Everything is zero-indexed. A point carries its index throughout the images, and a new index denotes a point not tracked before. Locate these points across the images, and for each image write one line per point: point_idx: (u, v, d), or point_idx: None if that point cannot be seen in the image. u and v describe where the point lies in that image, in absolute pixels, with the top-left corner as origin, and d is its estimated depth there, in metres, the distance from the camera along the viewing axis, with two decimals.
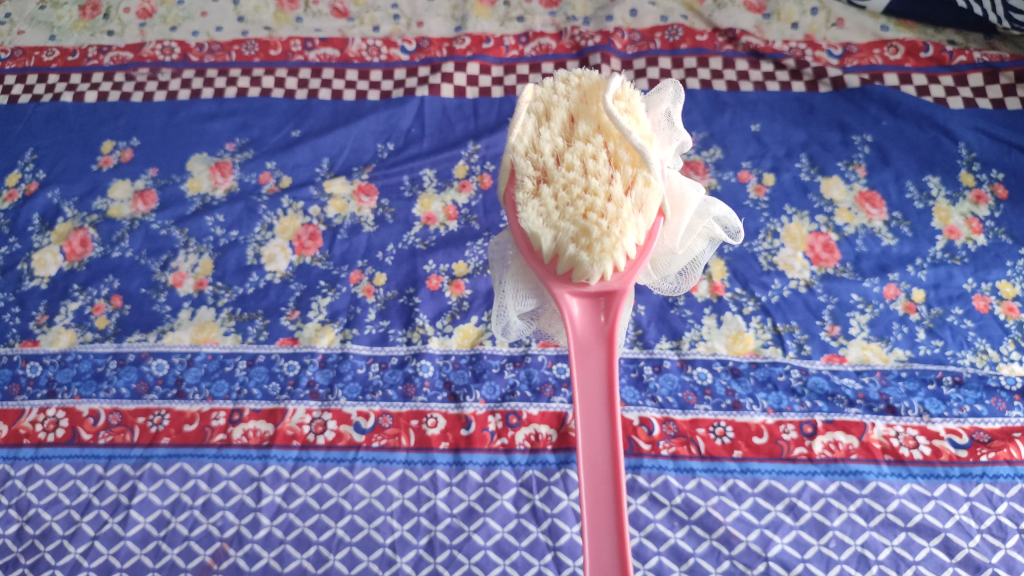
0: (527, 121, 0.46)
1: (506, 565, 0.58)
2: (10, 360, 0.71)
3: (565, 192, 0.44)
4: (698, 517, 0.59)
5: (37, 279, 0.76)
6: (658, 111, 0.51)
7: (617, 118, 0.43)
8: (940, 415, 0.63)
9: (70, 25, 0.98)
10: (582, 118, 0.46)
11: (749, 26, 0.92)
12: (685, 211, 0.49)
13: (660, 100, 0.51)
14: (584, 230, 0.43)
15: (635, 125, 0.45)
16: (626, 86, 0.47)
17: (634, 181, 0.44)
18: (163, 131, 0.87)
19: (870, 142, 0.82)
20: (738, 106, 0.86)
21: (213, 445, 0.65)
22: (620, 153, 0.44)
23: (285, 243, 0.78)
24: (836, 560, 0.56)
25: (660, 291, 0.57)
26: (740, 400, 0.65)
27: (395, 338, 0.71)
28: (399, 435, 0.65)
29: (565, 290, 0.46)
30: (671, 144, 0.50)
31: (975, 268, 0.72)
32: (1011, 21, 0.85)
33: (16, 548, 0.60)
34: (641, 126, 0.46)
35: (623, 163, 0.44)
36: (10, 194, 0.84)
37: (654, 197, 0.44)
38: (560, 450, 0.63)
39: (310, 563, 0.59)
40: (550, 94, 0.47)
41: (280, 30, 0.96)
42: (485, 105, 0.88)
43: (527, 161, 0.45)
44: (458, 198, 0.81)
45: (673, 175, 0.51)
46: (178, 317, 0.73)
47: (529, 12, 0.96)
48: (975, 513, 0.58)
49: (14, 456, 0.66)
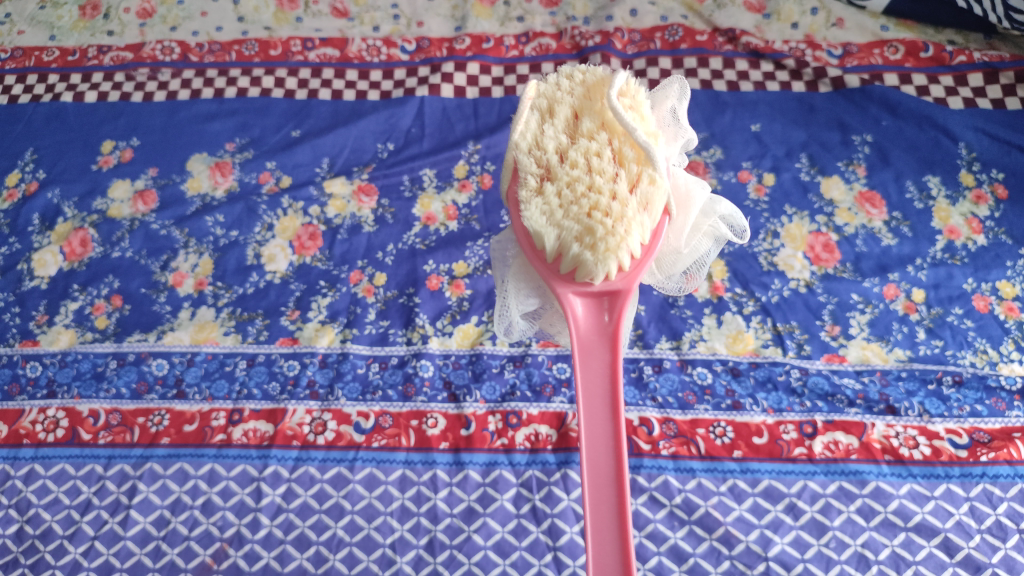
0: (530, 118, 0.46)
1: (506, 565, 0.58)
2: (10, 360, 0.71)
3: (569, 190, 0.44)
4: (698, 517, 0.59)
5: (37, 279, 0.76)
6: (663, 108, 0.51)
7: (622, 115, 0.43)
8: (940, 415, 0.63)
9: (70, 25, 0.98)
10: (586, 114, 0.46)
11: (749, 26, 0.92)
12: (691, 209, 0.49)
13: (665, 97, 0.51)
14: (587, 229, 0.43)
15: (640, 122, 0.46)
16: (630, 83, 0.47)
17: (639, 179, 0.44)
18: (163, 131, 0.87)
19: (870, 142, 0.82)
20: (738, 106, 0.86)
21: (213, 445, 0.65)
22: (624, 150, 0.44)
23: (285, 243, 0.78)
24: (836, 560, 0.56)
25: (664, 292, 0.58)
26: (740, 400, 0.65)
27: (394, 338, 0.71)
28: (399, 435, 0.65)
29: (569, 290, 0.46)
30: (677, 141, 0.50)
31: (975, 269, 0.72)
32: (1010, 21, 0.85)
33: (16, 548, 0.60)
34: (646, 123, 0.46)
35: (628, 161, 0.44)
36: (9, 194, 0.84)
37: (659, 195, 0.44)
38: (560, 450, 0.63)
39: (310, 563, 0.59)
40: (554, 90, 0.47)
41: (281, 30, 0.96)
42: (485, 105, 0.88)
43: (531, 158, 0.45)
44: (459, 198, 0.81)
45: (677, 173, 0.51)
46: (178, 317, 0.73)
47: (529, 12, 0.96)
48: (975, 513, 0.58)
49: (14, 456, 0.65)
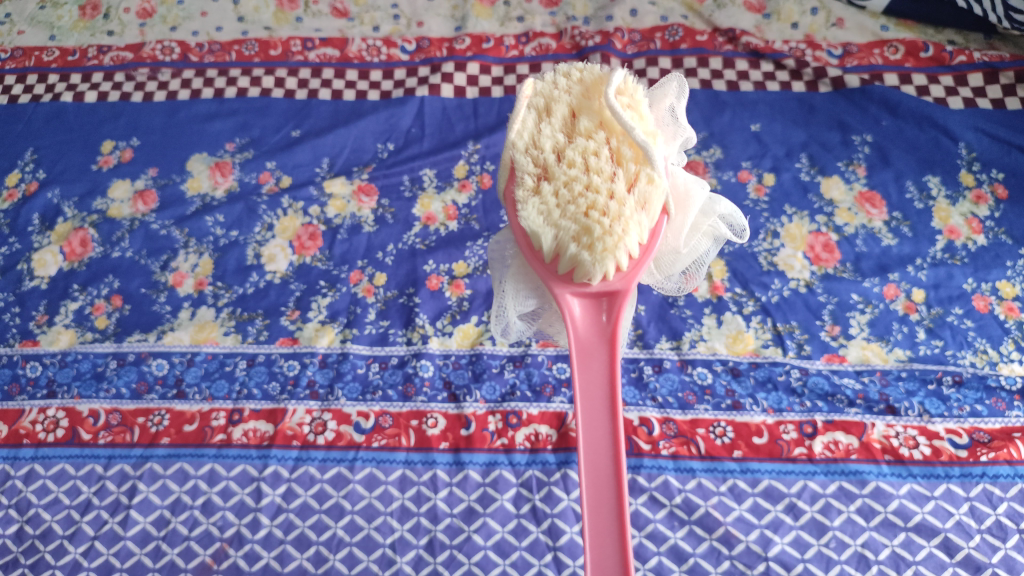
0: (528, 116, 0.46)
1: (506, 565, 0.58)
2: (10, 360, 0.71)
3: (567, 189, 0.44)
4: (698, 517, 0.59)
5: (38, 279, 0.76)
6: (662, 106, 0.51)
7: (619, 113, 0.43)
8: (940, 415, 0.63)
9: (70, 25, 0.98)
10: (584, 113, 0.46)
11: (749, 26, 0.92)
12: (690, 209, 0.49)
13: (664, 94, 0.51)
14: (585, 229, 0.43)
15: (638, 121, 0.45)
16: (629, 81, 0.47)
17: (637, 179, 0.44)
18: (163, 131, 0.87)
19: (870, 142, 0.82)
20: (738, 106, 0.86)
21: (213, 445, 0.65)
22: (623, 149, 0.44)
23: (285, 243, 0.78)
24: (836, 560, 0.56)
25: (663, 291, 0.57)
26: (740, 400, 0.65)
27: (395, 338, 0.71)
28: (399, 435, 0.65)
29: (567, 291, 0.46)
30: (676, 140, 0.50)
31: (976, 269, 0.72)
32: (1010, 21, 0.85)
33: (16, 548, 0.60)
34: (645, 122, 0.46)
35: (626, 160, 0.44)
36: (9, 194, 0.84)
37: (657, 195, 0.44)
38: (560, 450, 0.63)
39: (310, 563, 0.59)
40: (551, 88, 0.47)
41: (280, 29, 0.96)
42: (484, 105, 0.88)
43: (528, 158, 0.45)
44: (459, 198, 0.81)
45: (677, 172, 0.50)
46: (178, 317, 0.73)
47: (529, 12, 0.96)
48: (975, 513, 0.58)
49: (14, 456, 0.65)
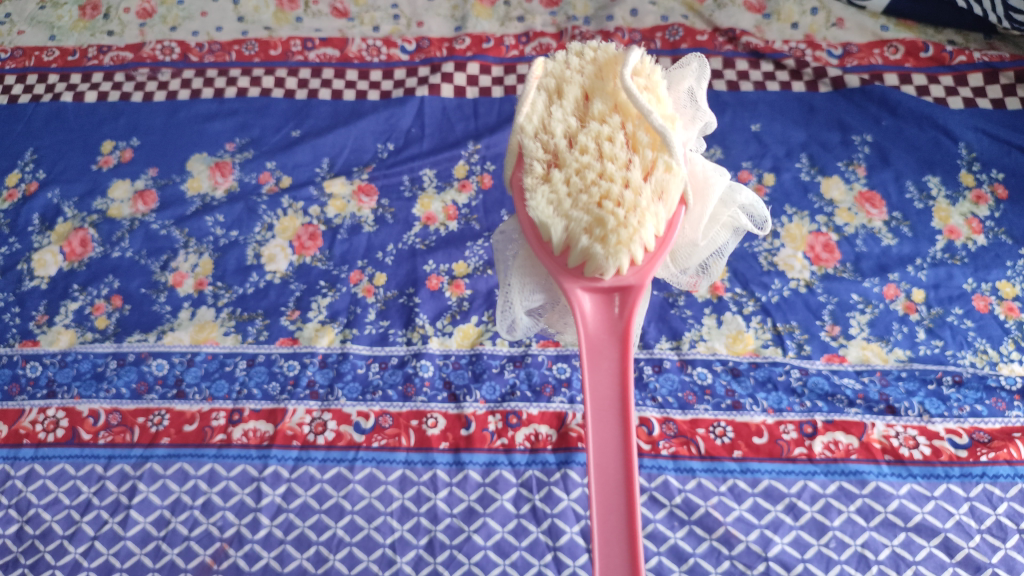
0: (537, 98, 0.46)
1: (505, 565, 0.58)
2: (10, 360, 0.71)
3: (578, 177, 0.43)
4: (698, 517, 0.59)
5: (37, 279, 0.76)
6: (680, 89, 0.51)
7: (636, 96, 0.43)
8: (940, 415, 0.63)
9: (70, 25, 0.98)
10: (597, 95, 0.46)
11: (749, 26, 0.92)
12: (709, 198, 0.48)
13: (683, 77, 0.51)
14: (598, 220, 0.43)
15: (655, 104, 0.45)
16: (645, 62, 0.47)
17: (655, 166, 0.44)
18: (164, 131, 0.87)
19: (870, 142, 0.82)
20: (738, 106, 0.86)
21: (213, 445, 0.65)
22: (639, 135, 0.44)
23: (285, 243, 0.78)
24: (836, 560, 0.56)
25: (681, 287, 0.57)
26: (740, 400, 0.65)
27: (394, 338, 0.71)
28: (399, 435, 0.65)
29: (576, 285, 0.46)
30: (695, 124, 0.50)
31: (975, 269, 0.72)
32: (1010, 21, 0.85)
33: (16, 548, 0.60)
34: (662, 105, 0.46)
35: (642, 146, 0.44)
36: (9, 194, 0.84)
37: (675, 183, 0.44)
38: (560, 450, 0.63)
39: (310, 563, 0.59)
40: (562, 69, 0.47)
41: (280, 30, 0.96)
42: (485, 105, 0.88)
43: (538, 143, 0.45)
44: (459, 198, 0.81)
45: (695, 159, 0.50)
46: (178, 317, 0.73)
47: (529, 13, 0.96)
48: (975, 513, 0.58)
49: (14, 456, 0.65)
